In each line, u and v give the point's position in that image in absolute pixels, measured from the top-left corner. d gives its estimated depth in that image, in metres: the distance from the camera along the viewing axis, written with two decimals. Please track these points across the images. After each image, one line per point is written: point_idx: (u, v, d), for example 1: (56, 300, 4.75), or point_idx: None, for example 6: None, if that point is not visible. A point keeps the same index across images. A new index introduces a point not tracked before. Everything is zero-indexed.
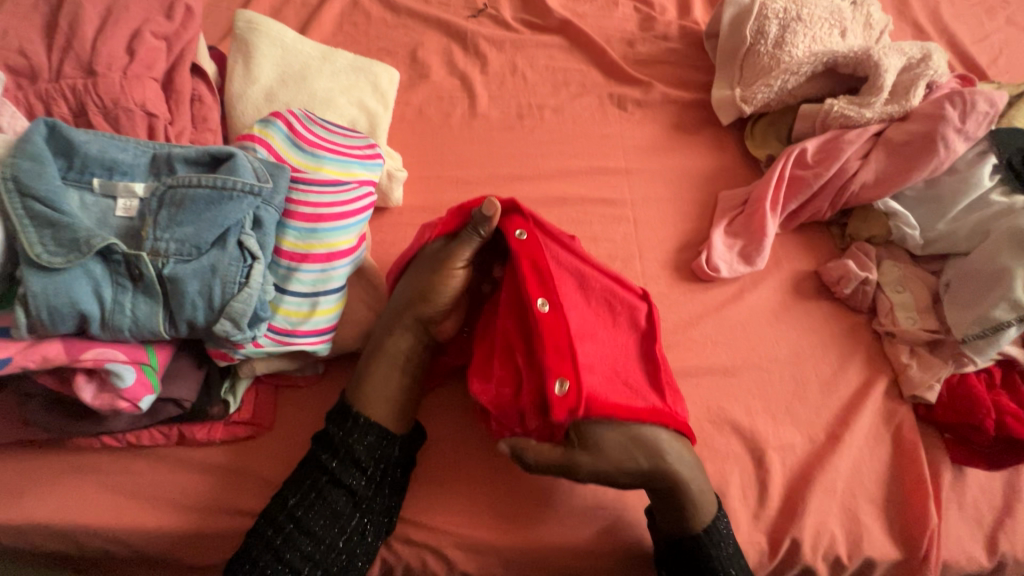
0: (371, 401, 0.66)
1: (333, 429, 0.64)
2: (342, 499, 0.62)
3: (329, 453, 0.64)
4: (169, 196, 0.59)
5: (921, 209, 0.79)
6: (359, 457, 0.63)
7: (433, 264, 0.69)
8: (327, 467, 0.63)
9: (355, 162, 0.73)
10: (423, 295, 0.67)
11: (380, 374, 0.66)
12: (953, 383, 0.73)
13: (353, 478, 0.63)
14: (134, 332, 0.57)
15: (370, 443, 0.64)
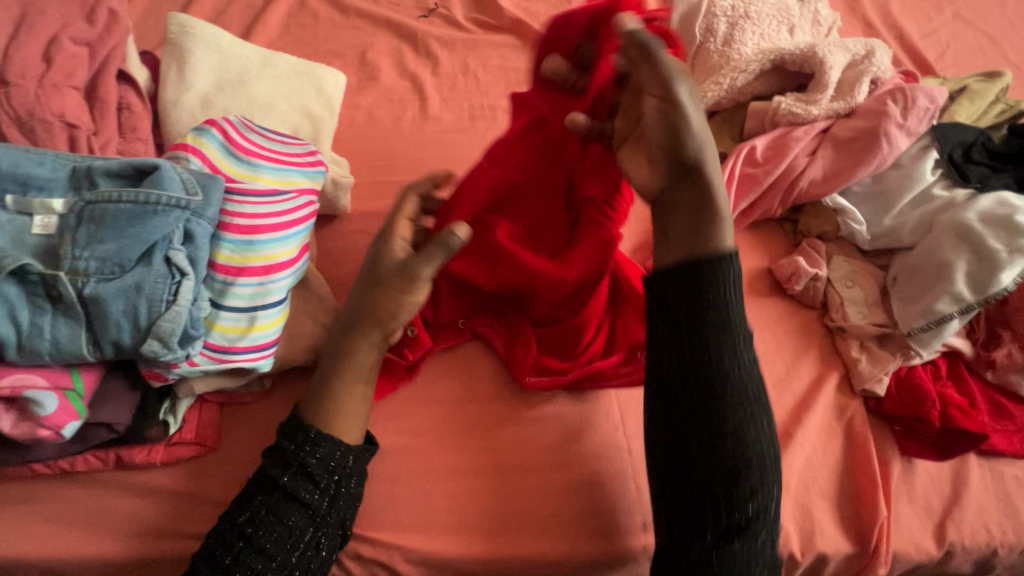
0: (335, 412, 0.62)
1: (286, 442, 0.61)
2: (297, 515, 0.58)
3: (280, 466, 0.60)
4: (89, 213, 0.56)
5: (868, 205, 0.80)
6: (311, 468, 0.59)
7: (371, 259, 0.67)
8: (278, 481, 0.59)
9: (294, 170, 0.70)
10: (376, 296, 0.64)
11: (343, 384, 0.63)
12: (901, 376, 0.74)
13: (306, 491, 0.59)
14: (56, 356, 0.54)
15: (323, 454, 0.60)
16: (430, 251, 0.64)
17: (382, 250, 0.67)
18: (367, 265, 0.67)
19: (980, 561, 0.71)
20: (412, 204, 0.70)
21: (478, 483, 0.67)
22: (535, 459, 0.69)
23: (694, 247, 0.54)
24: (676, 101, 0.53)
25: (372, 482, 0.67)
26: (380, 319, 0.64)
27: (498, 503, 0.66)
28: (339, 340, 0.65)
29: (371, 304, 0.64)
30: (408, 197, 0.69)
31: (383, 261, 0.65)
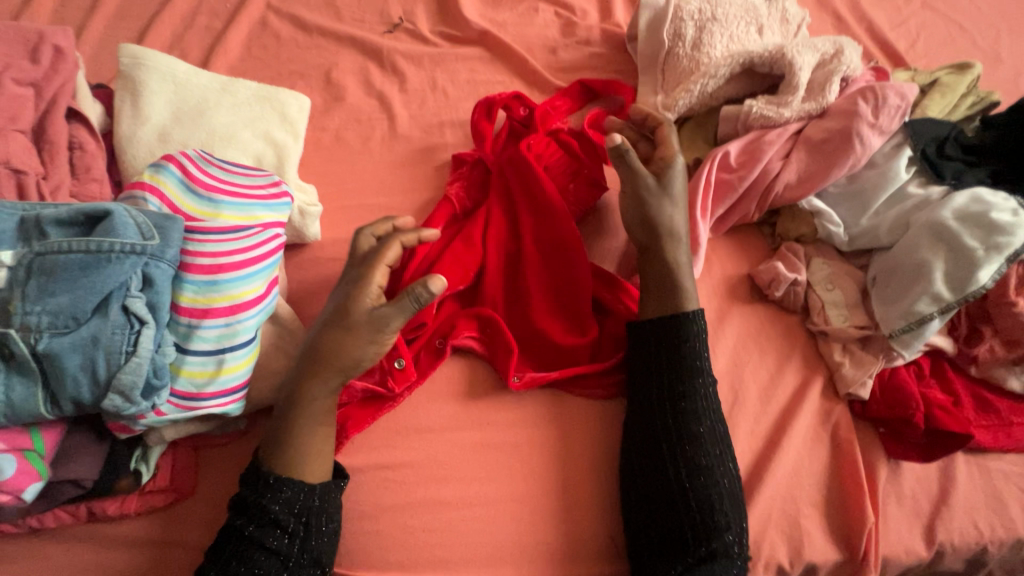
0: (293, 455, 0.62)
1: (249, 491, 0.60)
2: (268, 562, 0.58)
3: (246, 515, 0.59)
4: (39, 265, 0.54)
5: (845, 206, 0.79)
6: (277, 514, 0.59)
7: (338, 301, 0.66)
8: (245, 530, 0.58)
9: (258, 204, 0.68)
10: (342, 340, 0.64)
11: (304, 429, 0.62)
12: (884, 377, 0.73)
13: (275, 538, 0.59)
14: (11, 417, 0.52)
15: (288, 497, 0.60)
16: (406, 303, 0.64)
17: (352, 294, 0.66)
18: (332, 307, 0.66)
19: (971, 558, 0.71)
20: (397, 249, 0.69)
21: (462, 510, 0.66)
22: (523, 484, 0.68)
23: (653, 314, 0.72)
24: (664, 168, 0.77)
25: (353, 519, 0.66)
26: (340, 362, 0.63)
27: (488, 531, 0.65)
28: (294, 383, 0.63)
29: (334, 348, 0.63)
30: (393, 243, 0.69)
31: (352, 307, 0.65)
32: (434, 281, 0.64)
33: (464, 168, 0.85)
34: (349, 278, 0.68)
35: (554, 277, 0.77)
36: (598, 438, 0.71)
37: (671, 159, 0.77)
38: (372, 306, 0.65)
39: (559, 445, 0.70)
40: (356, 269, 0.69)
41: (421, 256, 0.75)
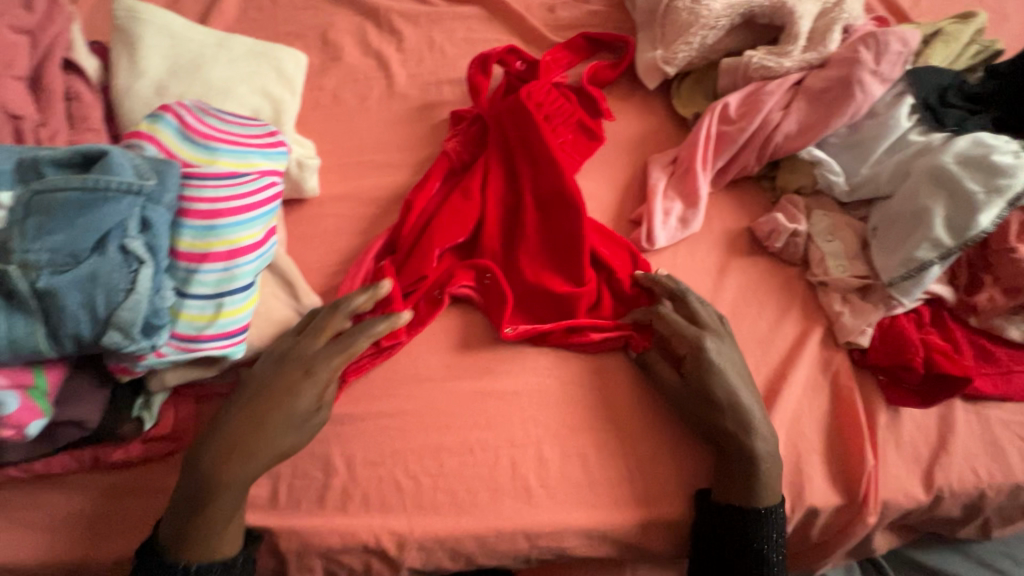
0: (211, 528, 0.56)
1: (175, 537, 0.56)
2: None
3: (171, 552, 0.56)
4: (36, 204, 0.54)
5: (846, 155, 0.79)
6: (211, 547, 0.57)
7: (277, 371, 0.61)
8: (177, 566, 0.56)
9: (254, 152, 0.68)
10: (279, 412, 0.59)
11: (226, 525, 0.57)
12: (885, 326, 0.73)
13: (211, 568, 0.57)
14: (14, 354, 0.52)
15: (224, 536, 0.57)
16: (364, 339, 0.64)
17: (292, 372, 0.61)
18: (267, 381, 0.61)
19: (969, 504, 0.71)
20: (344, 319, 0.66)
21: (464, 456, 0.66)
22: (526, 434, 0.67)
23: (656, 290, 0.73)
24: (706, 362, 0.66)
25: (355, 465, 0.65)
26: (270, 443, 0.58)
27: (491, 476, 0.65)
28: (211, 468, 0.56)
29: (269, 426, 0.58)
30: (337, 313, 0.66)
31: (295, 385, 0.60)
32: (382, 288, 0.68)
33: (463, 124, 0.85)
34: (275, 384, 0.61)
35: (551, 229, 0.77)
36: (599, 387, 0.70)
37: (704, 352, 0.66)
38: (317, 377, 0.62)
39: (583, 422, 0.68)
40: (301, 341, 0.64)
41: (418, 212, 0.76)
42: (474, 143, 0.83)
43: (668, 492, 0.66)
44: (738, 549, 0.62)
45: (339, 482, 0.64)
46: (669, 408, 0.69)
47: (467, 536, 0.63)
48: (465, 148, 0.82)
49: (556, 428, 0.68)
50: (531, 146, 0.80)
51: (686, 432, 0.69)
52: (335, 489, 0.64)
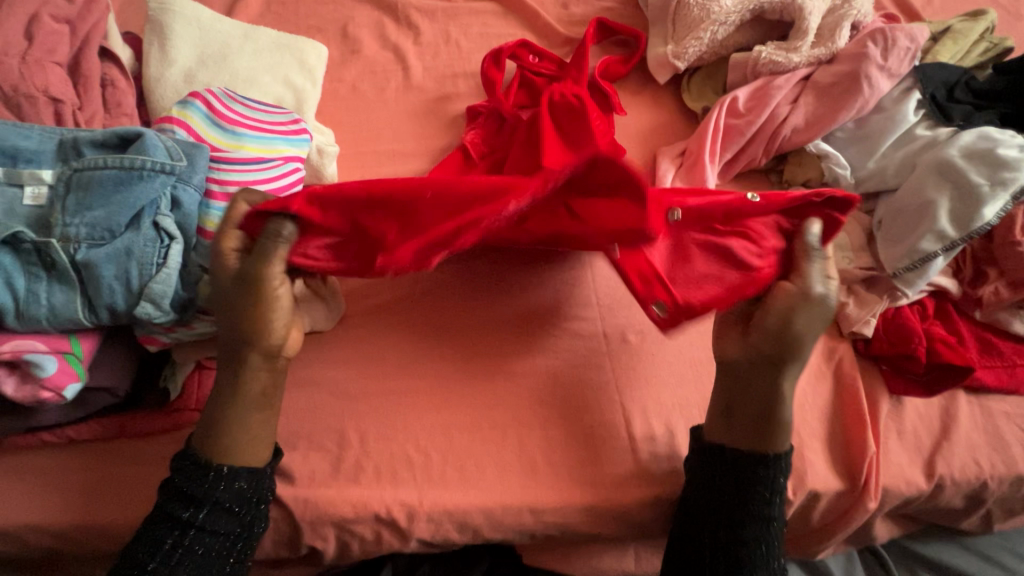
0: (227, 429, 0.58)
1: (190, 484, 0.57)
2: (217, 544, 0.57)
3: (186, 503, 0.56)
4: (77, 180, 0.58)
5: (852, 149, 0.80)
6: (225, 501, 0.57)
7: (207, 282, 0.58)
8: (191, 521, 0.56)
9: (279, 138, 0.71)
10: (227, 319, 0.57)
11: (239, 415, 0.59)
12: (889, 316, 0.74)
13: (226, 523, 0.57)
14: (53, 321, 0.56)
15: (240, 487, 0.58)
16: (264, 246, 0.56)
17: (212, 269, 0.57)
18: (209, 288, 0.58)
19: (971, 494, 0.72)
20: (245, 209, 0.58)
21: (474, 432, 0.68)
22: (531, 413, 0.69)
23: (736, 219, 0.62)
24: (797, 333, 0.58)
25: (367, 440, 0.67)
26: (243, 336, 0.57)
27: (500, 453, 0.67)
28: (221, 370, 0.59)
29: (231, 327, 0.57)
30: (236, 202, 0.58)
31: (217, 280, 0.57)
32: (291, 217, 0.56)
33: (478, 117, 0.87)
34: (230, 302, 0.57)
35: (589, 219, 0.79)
36: (606, 371, 0.72)
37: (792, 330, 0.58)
38: (235, 267, 0.57)
39: (583, 410, 0.70)
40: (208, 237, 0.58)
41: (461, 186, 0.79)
42: (497, 137, 0.86)
43: (671, 474, 0.68)
44: (717, 525, 0.61)
45: (352, 455, 0.66)
46: (672, 393, 0.71)
47: (475, 509, 0.65)
48: (484, 141, 0.85)
49: (557, 416, 0.69)
50: (569, 142, 0.83)
51: (690, 416, 0.70)
52: (348, 462, 0.66)
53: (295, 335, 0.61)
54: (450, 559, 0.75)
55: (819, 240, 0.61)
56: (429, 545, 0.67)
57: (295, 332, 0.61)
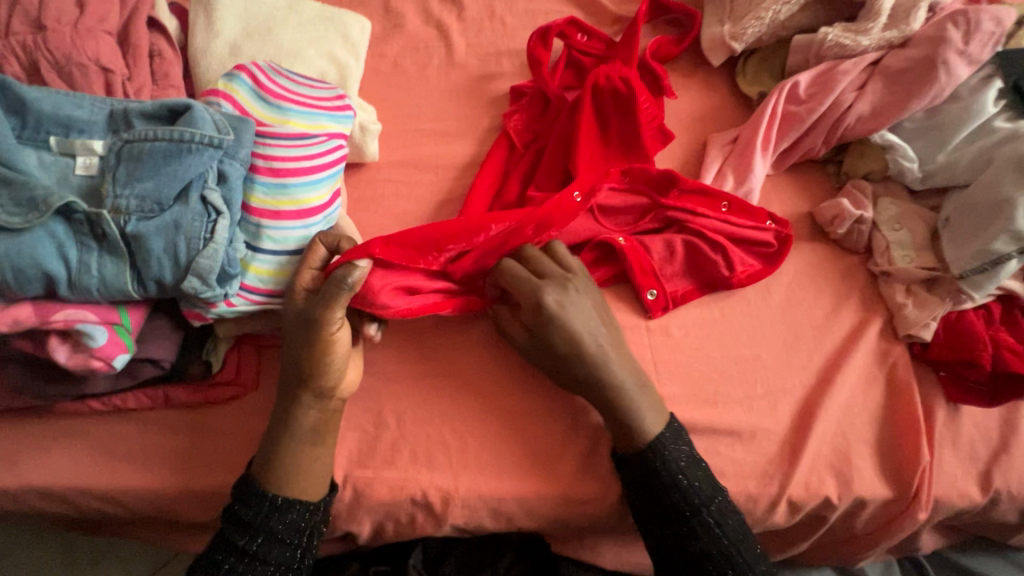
0: (282, 459, 0.60)
1: (247, 512, 0.58)
2: (267, 574, 0.58)
3: (242, 530, 0.58)
4: (127, 151, 0.57)
5: (921, 140, 0.75)
6: (280, 532, 0.59)
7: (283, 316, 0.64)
8: (246, 549, 0.58)
9: (323, 114, 0.70)
10: (288, 351, 0.62)
11: (290, 448, 0.60)
12: (951, 319, 0.70)
13: (277, 554, 0.59)
14: (103, 292, 0.56)
15: (293, 519, 0.60)
16: (327, 292, 0.60)
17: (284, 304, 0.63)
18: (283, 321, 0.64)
19: None
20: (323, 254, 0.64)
21: (509, 418, 0.67)
22: (566, 403, 0.68)
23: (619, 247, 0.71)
24: (549, 311, 0.62)
25: (404, 422, 0.67)
26: (295, 368, 0.61)
27: (536, 443, 0.66)
28: (278, 402, 0.63)
29: (292, 361, 0.62)
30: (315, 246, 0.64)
31: (286, 315, 0.62)
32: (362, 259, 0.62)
33: (523, 99, 0.85)
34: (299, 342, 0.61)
35: (631, 206, 0.75)
36: (647, 365, 0.70)
37: (545, 310, 0.62)
38: (301, 309, 0.62)
39: (546, 413, 0.68)
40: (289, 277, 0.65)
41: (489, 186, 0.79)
42: (539, 120, 0.84)
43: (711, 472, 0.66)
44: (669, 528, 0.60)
45: (388, 436, 0.66)
46: (714, 390, 0.69)
47: (509, 498, 0.64)
48: (529, 124, 0.83)
49: (538, 416, 0.67)
50: (613, 131, 0.81)
51: (733, 414, 0.68)
52: (384, 443, 0.66)
53: (349, 375, 0.64)
54: (478, 546, 0.76)
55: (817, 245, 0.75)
56: (462, 531, 0.67)
57: (352, 370, 0.64)
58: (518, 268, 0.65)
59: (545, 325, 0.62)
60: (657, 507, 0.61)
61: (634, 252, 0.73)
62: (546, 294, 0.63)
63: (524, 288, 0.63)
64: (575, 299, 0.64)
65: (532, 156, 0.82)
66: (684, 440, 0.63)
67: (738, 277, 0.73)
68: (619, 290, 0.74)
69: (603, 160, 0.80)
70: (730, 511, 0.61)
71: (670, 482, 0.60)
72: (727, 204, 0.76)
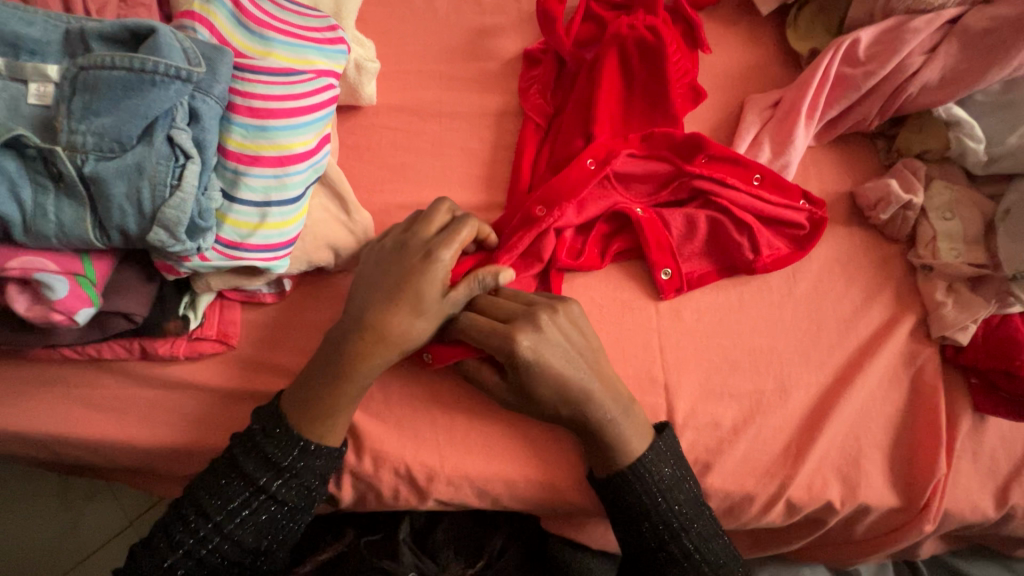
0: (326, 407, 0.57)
1: (273, 451, 0.56)
2: (278, 513, 0.57)
3: (263, 469, 0.56)
4: (83, 80, 0.50)
5: (992, 118, 0.66)
6: (300, 477, 0.57)
7: (390, 277, 0.57)
8: (265, 486, 0.56)
9: (311, 48, 0.62)
10: (401, 320, 0.56)
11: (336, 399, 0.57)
12: (992, 325, 0.64)
13: (294, 496, 0.57)
14: (62, 239, 0.51)
15: (316, 465, 0.57)
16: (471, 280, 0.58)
17: (412, 274, 0.56)
18: (386, 280, 0.57)
19: None
20: (448, 216, 0.61)
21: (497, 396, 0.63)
22: None
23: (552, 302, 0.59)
24: (523, 360, 0.55)
25: (391, 393, 0.63)
26: (399, 339, 0.56)
27: (532, 429, 0.63)
28: (330, 358, 0.57)
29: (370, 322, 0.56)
30: (438, 211, 0.60)
31: (417, 286, 0.56)
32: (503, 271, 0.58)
33: (537, 69, 0.75)
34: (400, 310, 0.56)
35: (653, 176, 0.68)
36: (653, 350, 0.65)
37: (518, 360, 0.55)
38: (442, 294, 0.57)
39: None
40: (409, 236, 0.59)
41: (499, 143, 0.72)
42: (555, 94, 0.75)
43: (711, 467, 0.62)
44: (644, 556, 0.58)
45: (372, 408, 0.63)
46: (724, 383, 0.64)
47: (496, 479, 0.62)
48: (545, 99, 0.74)
49: None
50: (638, 85, 0.72)
51: (742, 409, 0.64)
52: (367, 414, 0.62)
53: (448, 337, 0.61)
54: (468, 518, 0.75)
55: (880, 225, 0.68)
56: (446, 507, 0.64)
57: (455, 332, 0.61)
58: (484, 320, 0.57)
59: (521, 374, 0.55)
60: (619, 499, 0.58)
61: (652, 226, 0.66)
62: (516, 340, 0.54)
63: (491, 342, 0.56)
64: (549, 336, 0.56)
65: (547, 134, 0.73)
66: (672, 458, 0.59)
67: (763, 262, 0.67)
68: (630, 266, 0.68)
69: (623, 121, 0.71)
70: (698, 506, 0.58)
71: (648, 507, 0.57)
72: (759, 176, 0.68)
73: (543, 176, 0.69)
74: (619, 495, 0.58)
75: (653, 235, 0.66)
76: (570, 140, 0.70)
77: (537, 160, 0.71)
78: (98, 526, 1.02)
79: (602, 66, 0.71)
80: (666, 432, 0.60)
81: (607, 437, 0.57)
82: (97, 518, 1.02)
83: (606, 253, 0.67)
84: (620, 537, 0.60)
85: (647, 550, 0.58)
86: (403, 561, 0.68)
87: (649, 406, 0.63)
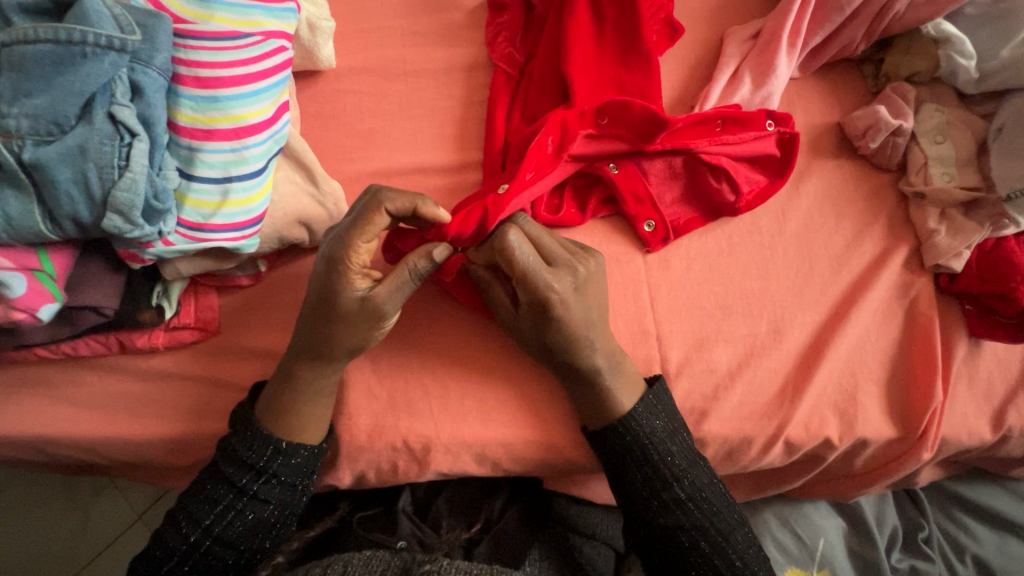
0: (286, 409, 0.57)
1: (249, 453, 0.56)
2: (266, 513, 0.57)
3: (243, 470, 0.56)
4: (8, 57, 0.47)
5: (982, 32, 0.63)
6: (282, 474, 0.56)
7: (319, 282, 0.54)
8: (246, 487, 0.56)
9: (256, 7, 0.58)
10: (330, 331, 0.54)
11: (297, 394, 0.56)
12: (986, 249, 0.62)
13: (278, 494, 0.57)
14: (12, 234, 0.48)
15: (297, 463, 0.57)
16: (398, 280, 0.53)
17: (334, 285, 0.53)
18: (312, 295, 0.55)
19: None
20: (387, 219, 0.54)
21: (491, 358, 0.62)
22: None
23: (585, 264, 0.57)
24: (552, 308, 0.54)
25: (379, 365, 0.62)
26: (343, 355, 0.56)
27: (524, 390, 0.62)
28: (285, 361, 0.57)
29: (309, 334, 0.55)
30: (377, 214, 0.53)
31: (339, 298, 0.53)
32: (437, 251, 0.53)
33: (503, 14, 0.70)
34: (324, 325, 0.54)
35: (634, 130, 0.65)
36: (643, 301, 0.63)
37: (546, 305, 0.54)
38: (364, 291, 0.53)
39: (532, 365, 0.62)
40: (335, 241, 0.53)
41: (471, 99, 0.69)
42: (525, 40, 0.71)
43: (708, 415, 0.61)
44: (638, 512, 0.58)
45: (361, 383, 0.61)
46: (718, 329, 0.63)
47: (495, 444, 0.61)
48: (514, 46, 0.69)
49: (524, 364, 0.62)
50: (610, 24, 0.68)
51: (737, 354, 0.62)
52: (356, 389, 0.61)
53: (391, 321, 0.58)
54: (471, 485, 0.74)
55: (869, 148, 0.66)
56: (446, 476, 0.63)
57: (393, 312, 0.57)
58: (525, 249, 0.54)
59: (545, 322, 0.55)
60: (619, 450, 0.57)
61: (628, 177, 0.64)
62: (551, 286, 0.54)
63: (531, 275, 0.53)
64: (581, 295, 0.56)
65: (518, 85, 0.69)
66: (669, 410, 0.59)
67: (744, 201, 0.64)
68: (611, 219, 0.66)
69: (598, 63, 0.67)
70: (691, 459, 0.58)
71: (644, 458, 0.57)
72: (723, 120, 0.64)
73: (516, 130, 0.66)
74: (616, 453, 0.58)
75: (631, 188, 0.64)
76: (543, 89, 0.67)
77: (507, 114, 0.67)
78: (106, 524, 1.02)
79: (572, 9, 0.68)
80: (657, 384, 0.59)
81: (601, 386, 0.57)
82: (103, 515, 1.02)
83: (586, 208, 0.65)
84: (616, 490, 0.59)
85: (641, 501, 0.58)
86: (399, 531, 0.67)
87: (642, 357, 0.62)
